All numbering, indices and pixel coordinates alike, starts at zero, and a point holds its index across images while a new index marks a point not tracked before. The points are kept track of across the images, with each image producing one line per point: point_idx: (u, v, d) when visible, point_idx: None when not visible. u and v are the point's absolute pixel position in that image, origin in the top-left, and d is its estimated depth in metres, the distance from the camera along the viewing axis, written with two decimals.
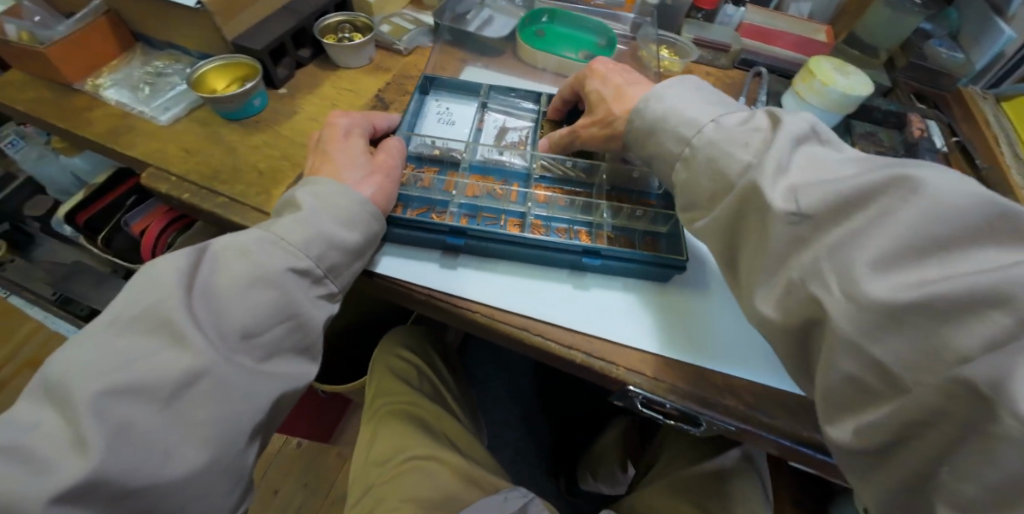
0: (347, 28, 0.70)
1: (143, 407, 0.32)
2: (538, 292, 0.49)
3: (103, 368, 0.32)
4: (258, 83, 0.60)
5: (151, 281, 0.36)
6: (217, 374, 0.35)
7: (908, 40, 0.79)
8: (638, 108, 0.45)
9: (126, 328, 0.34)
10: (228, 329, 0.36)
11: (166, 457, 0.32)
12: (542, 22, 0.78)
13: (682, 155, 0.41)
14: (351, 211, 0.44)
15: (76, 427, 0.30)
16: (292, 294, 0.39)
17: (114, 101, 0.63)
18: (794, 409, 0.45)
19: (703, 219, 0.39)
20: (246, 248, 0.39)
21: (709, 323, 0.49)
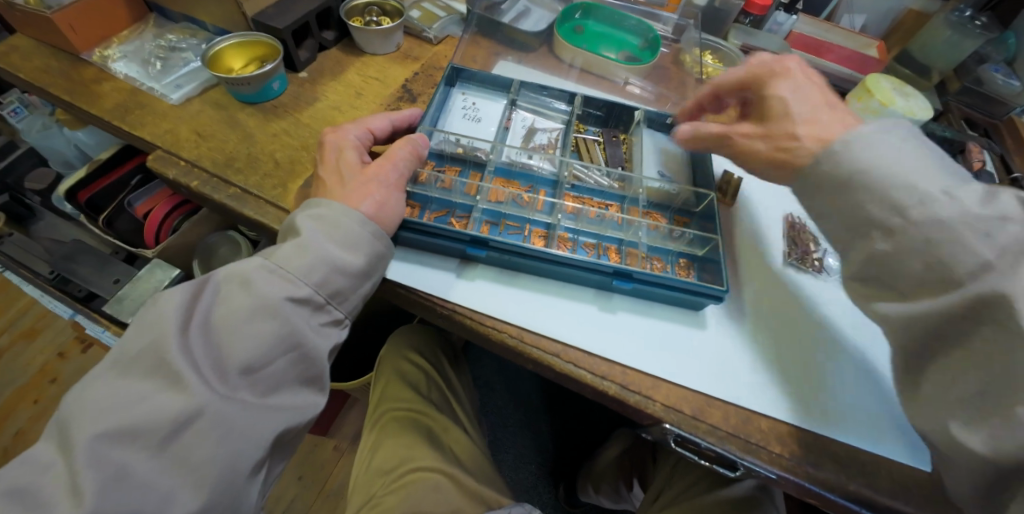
0: (375, 11, 0.65)
1: (138, 451, 0.29)
2: (567, 323, 0.45)
3: (100, 410, 0.30)
4: (278, 65, 0.55)
5: (151, 316, 0.33)
6: (214, 413, 0.31)
7: (963, 63, 0.74)
8: (833, 148, 0.37)
9: (127, 366, 0.32)
10: (226, 365, 0.32)
11: (160, 506, 0.29)
12: (575, 19, 0.73)
13: (886, 224, 0.34)
14: (354, 233, 0.38)
15: (73, 475, 0.28)
16: (293, 324, 0.34)
17: (123, 74, 0.59)
18: (841, 460, 0.42)
19: (891, 303, 0.35)
20: (245, 278, 0.35)
21: (753, 365, 0.45)
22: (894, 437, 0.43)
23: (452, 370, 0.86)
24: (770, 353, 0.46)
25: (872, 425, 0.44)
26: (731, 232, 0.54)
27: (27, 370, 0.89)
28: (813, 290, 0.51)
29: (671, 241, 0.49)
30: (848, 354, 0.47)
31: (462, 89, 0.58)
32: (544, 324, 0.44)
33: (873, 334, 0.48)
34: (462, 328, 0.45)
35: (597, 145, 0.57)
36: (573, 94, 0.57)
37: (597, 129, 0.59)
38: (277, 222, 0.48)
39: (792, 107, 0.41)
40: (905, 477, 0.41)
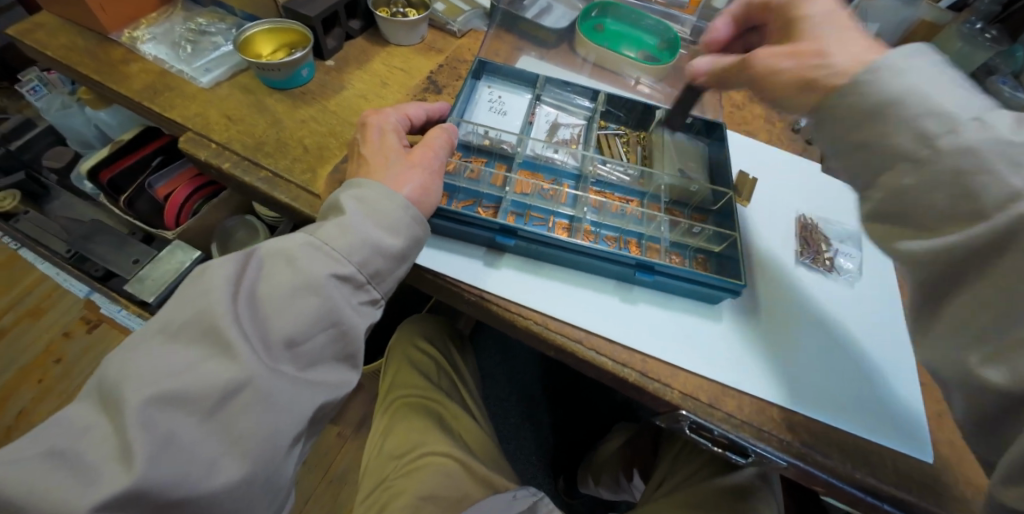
0: (401, 4, 0.66)
1: (187, 418, 0.30)
2: (589, 311, 0.46)
3: (149, 376, 0.31)
4: (307, 53, 0.56)
5: (199, 287, 0.34)
6: (259, 385, 0.32)
7: (971, 75, 0.76)
8: (858, 79, 0.34)
9: (174, 334, 0.33)
10: (272, 338, 0.34)
11: (206, 470, 0.30)
12: (592, 17, 0.73)
13: (916, 156, 0.31)
14: (396, 216, 0.39)
15: (121, 438, 0.29)
16: (335, 301, 0.36)
17: (152, 56, 0.59)
18: (846, 449, 0.44)
19: (914, 241, 0.32)
20: (291, 254, 0.36)
21: (768, 358, 0.47)
22: (896, 427, 0.46)
23: (459, 356, 0.87)
24: (782, 347, 0.48)
25: (874, 418, 0.46)
26: (746, 231, 0.56)
27: (31, 349, 0.89)
28: (823, 289, 0.53)
29: (688, 238, 0.51)
30: (854, 349, 0.50)
31: (488, 82, 0.59)
32: (568, 312, 0.46)
33: (881, 333, 0.51)
34: (488, 313, 0.46)
35: (617, 141, 0.58)
36: (597, 91, 0.58)
37: (618, 127, 0.60)
38: (306, 206, 0.49)
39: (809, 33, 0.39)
40: (904, 467, 0.44)
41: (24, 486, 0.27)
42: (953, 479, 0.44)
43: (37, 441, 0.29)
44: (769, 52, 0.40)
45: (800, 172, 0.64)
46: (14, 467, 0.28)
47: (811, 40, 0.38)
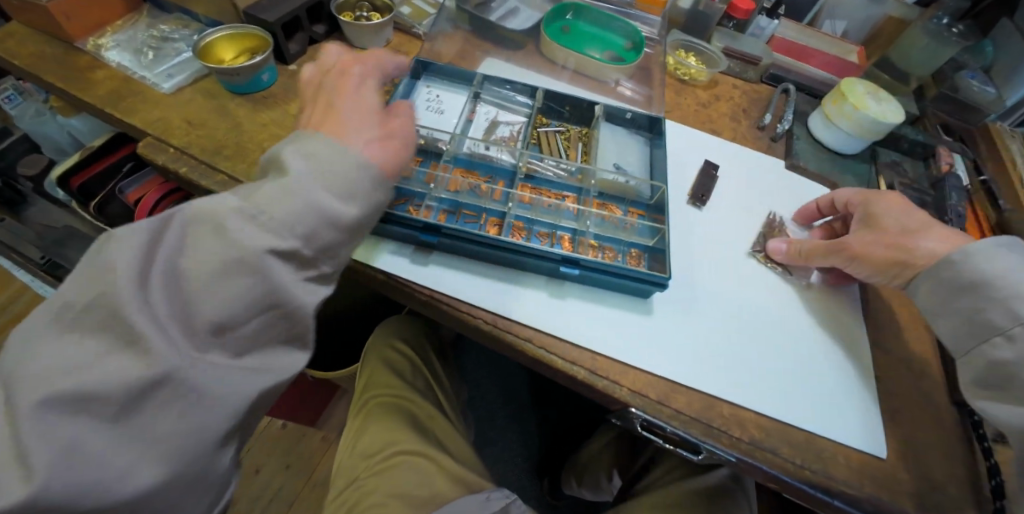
0: (365, 7, 0.66)
1: (92, 422, 0.30)
2: (526, 306, 0.46)
3: (50, 374, 0.30)
4: (268, 57, 0.57)
5: (103, 267, 0.32)
6: (178, 378, 0.32)
7: (940, 70, 0.77)
8: (953, 259, 0.44)
9: (81, 321, 0.31)
10: (197, 323, 0.33)
11: (116, 475, 0.30)
12: (566, 19, 0.75)
13: (1008, 331, 0.40)
14: (348, 182, 0.38)
15: (19, 441, 0.28)
16: (273, 279, 0.35)
17: (115, 63, 0.60)
18: (798, 445, 0.44)
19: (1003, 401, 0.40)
20: (219, 227, 0.34)
21: (711, 353, 0.47)
22: (840, 414, 0.46)
23: (436, 359, 0.87)
24: (719, 341, 0.48)
25: (822, 410, 0.46)
26: (685, 227, 0.56)
27: None
28: (774, 283, 0.54)
29: (623, 232, 0.51)
30: (791, 338, 0.50)
31: (427, 82, 0.60)
32: (514, 310, 0.46)
33: (828, 328, 0.52)
34: (438, 312, 0.47)
35: (557, 138, 0.59)
36: (535, 89, 0.59)
37: (560, 124, 0.61)
38: None
39: (892, 222, 0.50)
40: (860, 462, 0.44)
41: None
42: (905, 475, 0.44)
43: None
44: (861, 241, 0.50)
45: (746, 166, 0.64)
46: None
47: (890, 234, 0.49)
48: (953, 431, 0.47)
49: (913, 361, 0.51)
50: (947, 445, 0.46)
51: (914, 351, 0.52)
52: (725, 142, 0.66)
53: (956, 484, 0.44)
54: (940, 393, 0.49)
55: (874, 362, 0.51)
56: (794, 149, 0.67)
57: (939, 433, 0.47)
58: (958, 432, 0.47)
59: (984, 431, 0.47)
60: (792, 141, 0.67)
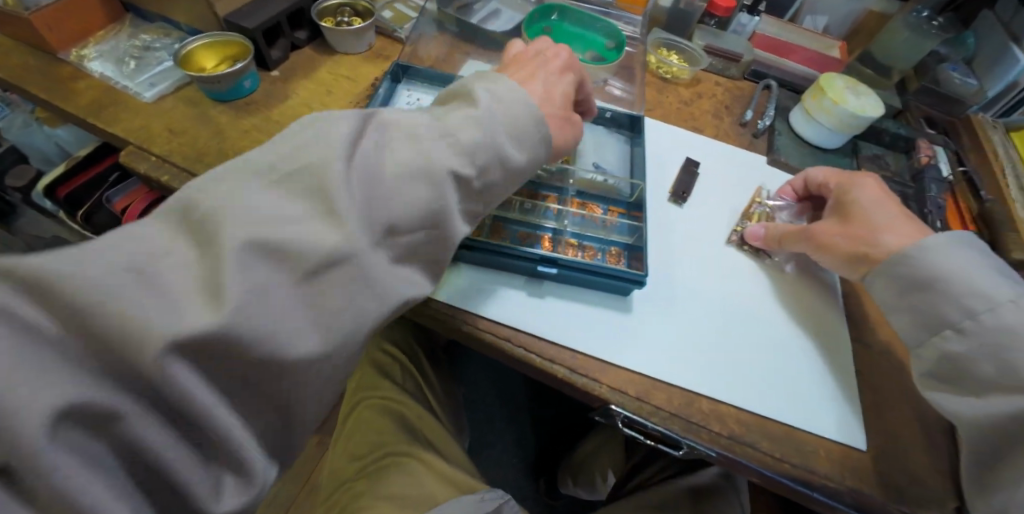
0: (347, 12, 0.67)
1: (281, 273, 0.30)
2: (506, 306, 0.47)
3: (249, 216, 0.30)
4: (249, 64, 0.57)
5: (311, 141, 0.34)
6: (359, 261, 0.32)
7: (921, 63, 0.78)
8: (908, 253, 0.45)
9: (283, 180, 0.32)
10: (376, 217, 0.34)
11: (286, 336, 0.30)
12: (552, 19, 0.75)
13: (959, 325, 0.41)
14: (526, 130, 0.42)
15: (215, 270, 0.28)
16: (445, 198, 0.37)
17: (98, 73, 0.60)
18: (778, 438, 0.44)
19: (965, 402, 0.40)
20: (413, 137, 0.37)
21: (690, 348, 0.48)
22: (820, 405, 0.47)
23: (427, 361, 0.87)
24: (700, 338, 0.49)
25: (802, 403, 0.47)
26: (664, 225, 0.57)
27: None
28: (753, 278, 0.55)
29: (603, 231, 0.51)
30: (770, 332, 0.51)
31: (407, 86, 0.61)
32: (494, 311, 0.47)
33: (809, 322, 0.52)
34: (421, 314, 0.47)
35: None
36: None
37: None
38: None
39: (862, 209, 0.50)
40: (841, 454, 0.45)
41: (99, 300, 0.25)
42: (886, 467, 0.44)
43: (104, 252, 0.27)
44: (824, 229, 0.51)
45: (728, 163, 0.65)
46: (85, 275, 0.25)
47: (856, 224, 0.49)
48: (935, 422, 0.47)
49: (895, 353, 0.52)
50: (928, 437, 0.46)
51: (896, 343, 0.52)
52: (708, 140, 0.67)
53: (936, 475, 0.45)
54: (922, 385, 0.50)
55: (854, 355, 0.51)
56: (775, 144, 0.67)
57: (920, 424, 0.47)
58: (940, 423, 0.47)
59: None
60: (774, 136, 0.68)
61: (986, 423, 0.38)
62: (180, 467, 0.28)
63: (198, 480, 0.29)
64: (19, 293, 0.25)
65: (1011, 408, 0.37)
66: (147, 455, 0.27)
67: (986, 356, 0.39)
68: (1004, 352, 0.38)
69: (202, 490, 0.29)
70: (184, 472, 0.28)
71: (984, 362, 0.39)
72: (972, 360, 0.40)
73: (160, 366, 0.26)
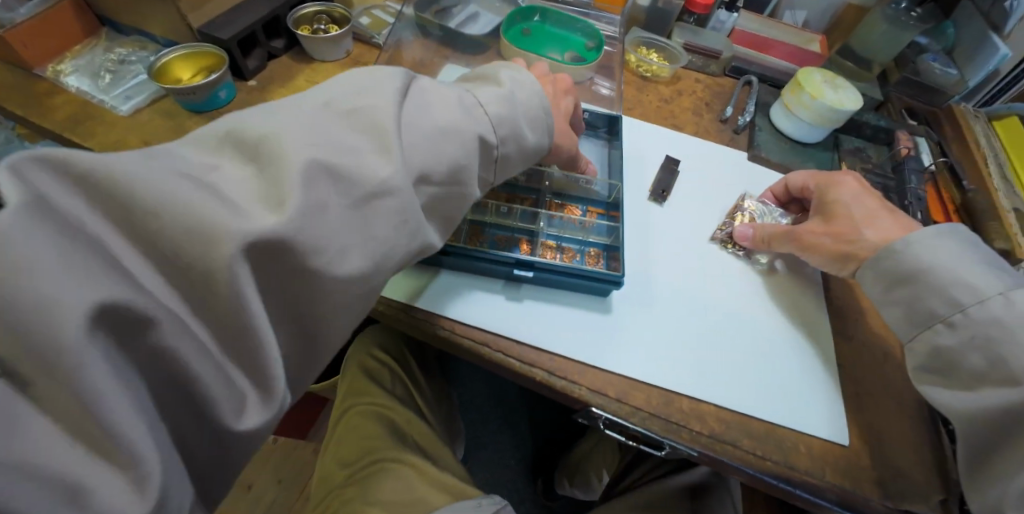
0: (324, 20, 0.67)
1: (339, 196, 0.30)
2: (484, 310, 0.47)
3: (306, 137, 0.30)
4: (223, 75, 0.57)
5: (371, 84, 0.35)
6: (404, 199, 0.33)
7: (901, 54, 0.78)
8: (894, 248, 0.45)
9: (341, 113, 0.33)
10: (416, 163, 0.34)
11: (336, 256, 0.30)
12: (532, 21, 0.75)
13: (949, 318, 0.41)
14: (536, 112, 0.43)
15: (275, 183, 0.28)
16: (471, 158, 0.38)
17: (73, 88, 0.60)
18: (759, 437, 0.44)
19: (960, 399, 0.39)
20: (451, 99, 0.38)
21: (667, 346, 0.48)
22: (801, 400, 0.47)
23: (417, 365, 0.87)
24: (679, 337, 0.49)
25: (785, 399, 0.46)
26: (643, 224, 0.57)
27: None
28: (735, 274, 0.55)
29: (581, 232, 0.51)
30: (750, 329, 0.50)
31: None
32: (472, 316, 0.46)
33: (789, 319, 0.52)
34: (400, 321, 0.47)
35: None
36: None
37: None
38: None
39: (845, 208, 0.50)
40: (823, 451, 0.44)
41: (156, 198, 0.25)
42: (869, 461, 0.44)
43: (151, 162, 0.26)
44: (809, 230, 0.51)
45: (708, 160, 0.65)
46: (138, 174, 0.25)
47: (840, 223, 0.50)
48: (918, 414, 0.47)
49: (876, 345, 0.52)
50: (911, 429, 0.46)
51: (877, 335, 0.52)
52: (688, 138, 0.67)
53: (920, 468, 0.44)
54: (904, 377, 0.50)
55: (836, 349, 0.51)
56: (756, 140, 0.67)
57: (903, 416, 0.47)
58: (924, 415, 0.47)
59: None
60: (754, 132, 0.68)
61: (976, 416, 0.38)
62: (209, 381, 0.27)
63: (227, 397, 0.27)
64: (66, 186, 0.24)
65: (1000, 402, 0.37)
66: (177, 365, 0.25)
67: (974, 349, 0.39)
68: (996, 343, 0.38)
69: (229, 407, 0.27)
70: (213, 388, 0.27)
71: (973, 354, 0.39)
72: (961, 353, 0.40)
73: (222, 267, 0.25)
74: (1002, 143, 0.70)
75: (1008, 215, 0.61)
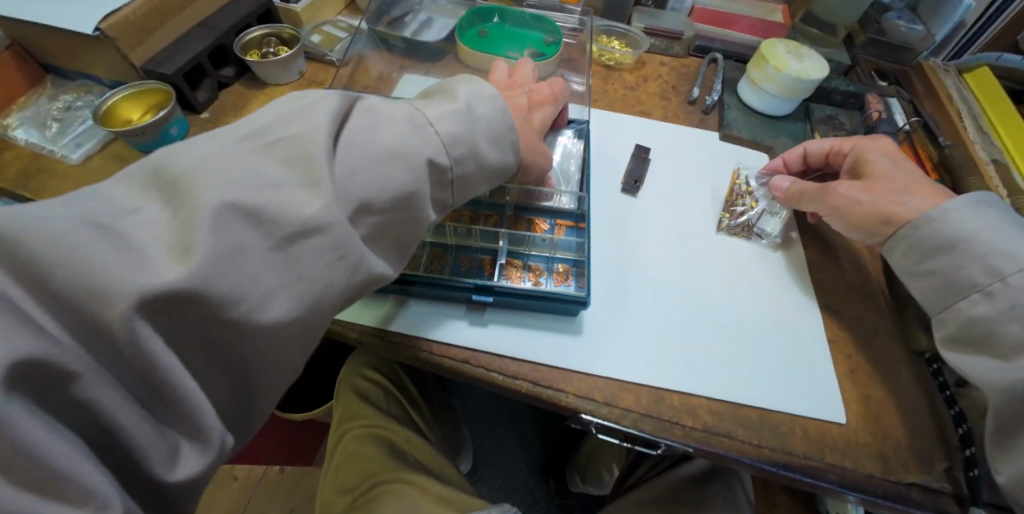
0: (272, 42, 0.65)
1: (258, 236, 0.29)
2: (457, 332, 0.46)
3: (224, 176, 0.29)
4: (173, 110, 0.55)
5: (301, 112, 0.34)
6: (338, 233, 0.31)
7: (865, 15, 0.77)
8: (930, 216, 0.44)
9: (265, 146, 0.31)
10: (352, 191, 0.33)
11: (259, 303, 0.29)
12: (492, 22, 0.74)
13: (987, 287, 0.40)
14: (501, 131, 0.42)
15: (186, 229, 0.27)
16: (417, 183, 0.36)
17: (22, 141, 0.58)
18: (752, 425, 0.43)
19: (989, 368, 0.39)
20: (396, 119, 0.37)
21: (642, 348, 0.46)
22: (801, 396, 0.45)
23: (411, 381, 0.86)
24: (664, 330, 0.48)
25: (785, 383, 0.45)
26: (616, 219, 0.56)
27: None
28: (719, 258, 0.54)
29: (548, 248, 0.50)
30: (735, 318, 0.49)
31: None
32: (449, 335, 0.45)
33: (792, 301, 0.51)
34: (377, 349, 0.46)
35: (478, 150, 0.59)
36: None
37: None
38: None
39: (880, 169, 0.49)
40: (820, 432, 0.43)
41: (55, 254, 0.24)
42: (867, 437, 0.43)
43: (60, 207, 0.26)
44: (846, 187, 0.49)
45: (683, 149, 0.63)
46: (43, 228, 0.25)
47: (878, 184, 0.48)
48: (914, 382, 0.47)
49: (867, 316, 0.51)
50: (910, 398, 0.46)
51: (868, 306, 0.52)
52: (659, 124, 0.66)
53: (925, 437, 0.43)
54: (897, 344, 0.49)
55: (825, 327, 0.50)
56: (725, 118, 0.66)
57: (902, 385, 0.46)
58: (927, 384, 0.47)
59: (946, 380, 0.47)
60: (724, 111, 0.67)
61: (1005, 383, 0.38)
62: (134, 431, 0.27)
63: (154, 446, 0.27)
64: None
65: None
66: (100, 418, 0.25)
67: (1012, 317, 0.39)
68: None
69: (159, 457, 0.28)
70: (140, 438, 0.27)
71: (1011, 322, 0.39)
72: (997, 322, 0.39)
73: (119, 327, 0.25)
74: (973, 91, 0.69)
75: (987, 167, 0.60)
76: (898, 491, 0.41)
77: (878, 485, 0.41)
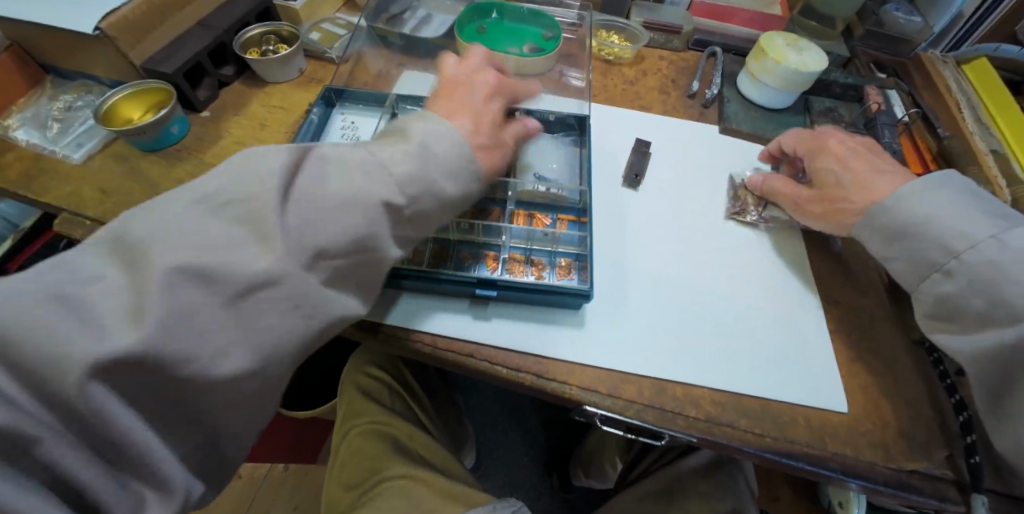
0: (272, 40, 0.65)
1: (210, 299, 0.31)
2: (461, 327, 0.46)
3: (179, 243, 0.32)
4: (174, 109, 0.55)
5: (253, 171, 0.35)
6: (292, 284, 0.33)
7: (863, 7, 0.77)
8: (884, 205, 0.45)
9: (215, 210, 0.34)
10: (307, 241, 0.34)
11: (213, 359, 0.32)
12: (491, 18, 0.73)
13: (944, 266, 0.41)
14: (458, 165, 0.40)
15: (139, 300, 0.30)
16: (376, 223, 0.36)
17: (22, 142, 0.58)
18: (755, 414, 0.44)
19: (959, 340, 0.40)
20: (348, 165, 0.37)
21: (641, 340, 0.47)
22: (800, 386, 0.45)
23: (413, 376, 0.86)
24: (663, 325, 0.48)
25: (785, 377, 0.46)
26: (616, 212, 0.56)
27: None
28: (721, 252, 0.54)
29: (550, 242, 0.50)
30: (733, 310, 0.50)
31: (342, 108, 0.60)
32: (453, 329, 0.46)
33: (791, 294, 0.51)
34: (382, 344, 0.46)
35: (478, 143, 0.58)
36: None
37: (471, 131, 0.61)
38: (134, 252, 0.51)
39: (833, 176, 0.50)
40: (823, 422, 0.44)
41: (20, 332, 0.28)
42: (868, 425, 0.44)
43: (32, 281, 0.29)
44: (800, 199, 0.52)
45: (683, 143, 0.63)
46: (14, 305, 0.28)
47: (830, 193, 0.50)
48: (914, 372, 0.47)
49: (865, 306, 0.51)
50: (910, 386, 0.46)
51: (866, 297, 0.52)
52: (658, 118, 0.66)
53: (922, 423, 0.44)
54: (897, 333, 0.49)
55: (827, 319, 0.50)
56: (725, 112, 0.66)
57: (900, 373, 0.47)
58: (924, 372, 0.47)
59: (946, 368, 0.47)
60: (723, 104, 0.67)
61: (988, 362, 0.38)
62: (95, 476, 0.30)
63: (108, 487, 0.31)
64: None
65: (999, 340, 0.37)
66: None
67: (975, 292, 0.39)
68: (991, 286, 0.38)
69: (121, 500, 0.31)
70: None
71: (975, 298, 0.39)
72: (963, 299, 0.40)
73: (75, 394, 0.28)
74: (971, 82, 0.69)
75: (987, 157, 0.61)
76: (900, 478, 0.41)
77: (880, 473, 0.41)
